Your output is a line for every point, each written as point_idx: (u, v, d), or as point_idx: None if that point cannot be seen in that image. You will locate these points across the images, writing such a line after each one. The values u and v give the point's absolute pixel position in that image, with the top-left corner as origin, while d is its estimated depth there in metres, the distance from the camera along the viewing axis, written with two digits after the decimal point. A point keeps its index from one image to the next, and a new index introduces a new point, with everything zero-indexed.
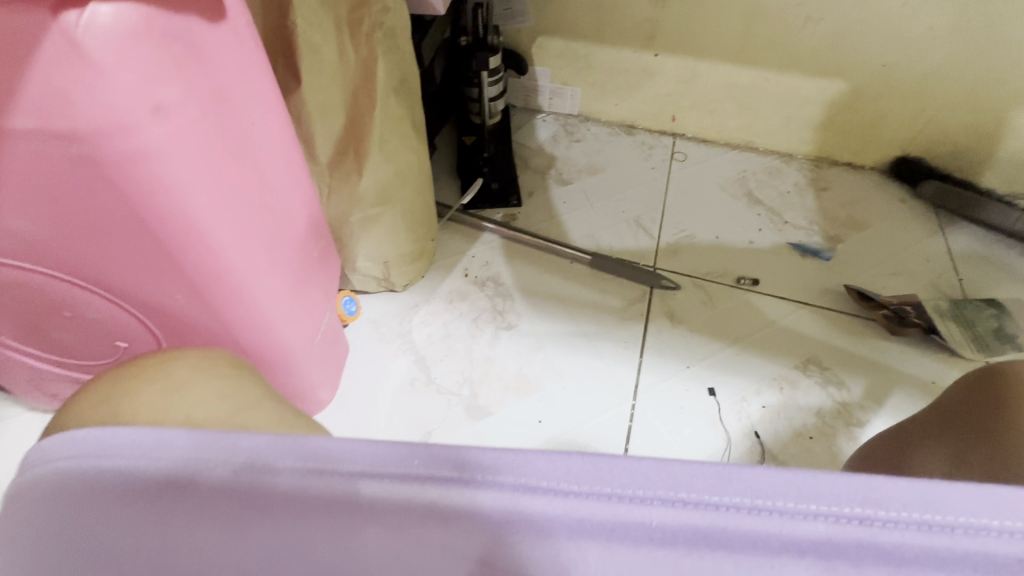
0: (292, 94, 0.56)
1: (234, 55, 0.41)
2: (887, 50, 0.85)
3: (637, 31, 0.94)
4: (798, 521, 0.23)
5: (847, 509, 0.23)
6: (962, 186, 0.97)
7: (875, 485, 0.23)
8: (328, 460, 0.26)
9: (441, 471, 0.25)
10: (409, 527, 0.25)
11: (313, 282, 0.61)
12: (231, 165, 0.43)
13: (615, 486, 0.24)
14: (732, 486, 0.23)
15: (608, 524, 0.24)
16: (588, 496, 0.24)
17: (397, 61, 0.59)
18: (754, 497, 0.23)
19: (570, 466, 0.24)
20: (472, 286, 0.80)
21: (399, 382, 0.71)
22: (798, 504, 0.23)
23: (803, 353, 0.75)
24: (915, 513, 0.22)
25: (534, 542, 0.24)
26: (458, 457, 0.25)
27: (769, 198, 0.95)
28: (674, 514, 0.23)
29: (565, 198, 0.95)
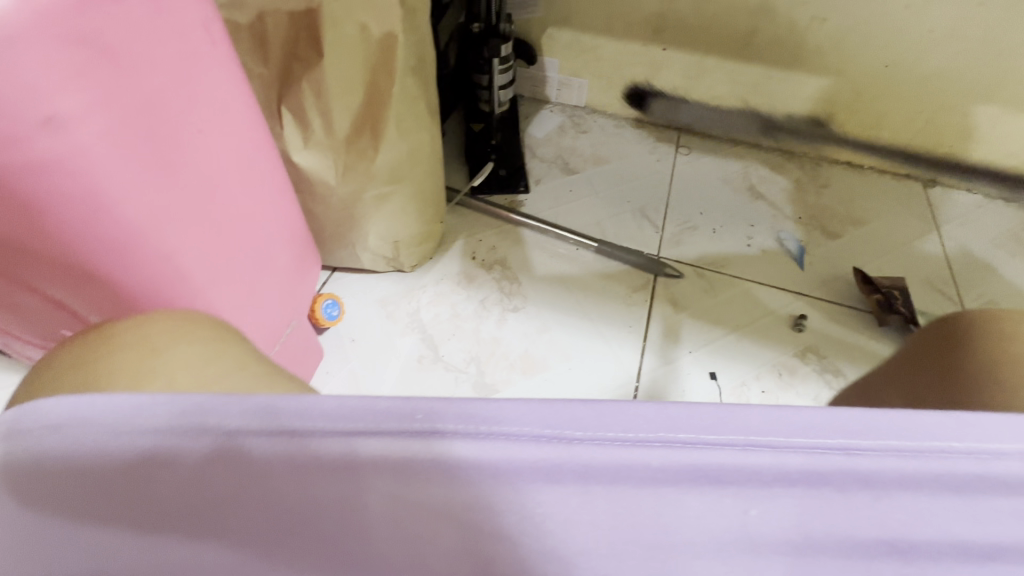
0: (312, 68, 0.56)
1: (157, 54, 0.38)
2: (889, 51, 0.87)
3: (646, 24, 0.96)
4: (796, 458, 0.22)
5: (831, 440, 0.22)
6: (956, 186, 1.00)
7: (862, 416, 0.23)
8: (295, 426, 0.23)
9: (410, 423, 0.23)
10: (387, 476, 0.23)
11: (276, 281, 0.59)
12: (161, 168, 0.41)
13: (606, 427, 0.23)
14: (715, 424, 0.23)
15: (604, 465, 0.22)
16: (578, 439, 0.23)
17: (415, 40, 0.60)
18: (749, 435, 0.22)
19: (574, 414, 0.23)
20: (479, 268, 0.81)
21: (407, 360, 0.72)
22: (790, 440, 0.22)
23: (802, 342, 0.77)
24: (889, 439, 0.22)
25: (517, 486, 0.23)
26: (428, 407, 0.23)
27: (770, 193, 0.97)
28: (671, 454, 0.22)
29: (571, 187, 0.96)
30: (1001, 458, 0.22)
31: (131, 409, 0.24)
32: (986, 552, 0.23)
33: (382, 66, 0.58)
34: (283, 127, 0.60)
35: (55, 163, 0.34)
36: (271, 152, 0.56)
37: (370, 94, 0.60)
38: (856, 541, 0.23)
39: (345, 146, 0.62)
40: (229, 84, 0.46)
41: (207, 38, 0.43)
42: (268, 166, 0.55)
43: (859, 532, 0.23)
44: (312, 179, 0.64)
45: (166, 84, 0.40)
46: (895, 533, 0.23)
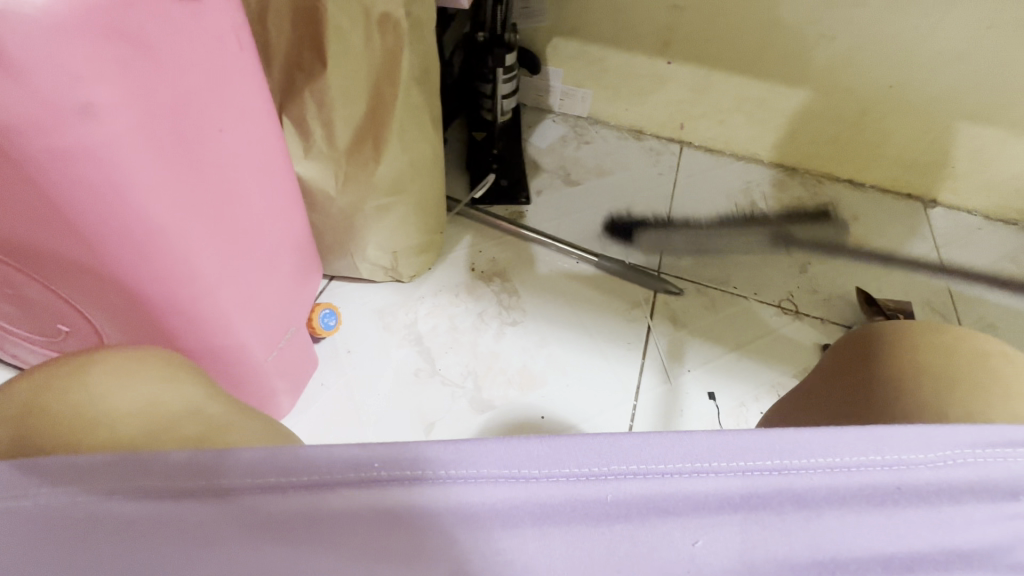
0: (316, 79, 0.55)
1: (201, 58, 0.39)
2: (895, 72, 0.87)
3: (652, 37, 0.95)
4: (728, 483, 0.24)
5: (766, 463, 0.24)
6: (956, 207, 1.00)
7: (795, 438, 0.25)
8: (286, 469, 0.24)
9: (399, 471, 0.23)
10: (370, 531, 0.23)
11: (281, 288, 0.58)
12: (190, 167, 0.40)
13: (571, 465, 0.24)
14: (671, 455, 0.24)
15: (563, 503, 0.24)
16: (547, 478, 0.24)
17: (421, 52, 0.59)
18: (693, 462, 0.24)
19: (529, 451, 0.24)
20: (478, 280, 0.80)
21: (404, 373, 0.71)
22: (731, 465, 0.24)
23: (801, 362, 0.76)
24: (818, 458, 0.24)
25: (481, 531, 0.23)
26: (415, 455, 0.24)
27: (772, 209, 0.97)
28: (623, 486, 0.24)
29: (573, 198, 0.96)
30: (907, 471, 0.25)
31: (78, 463, 0.24)
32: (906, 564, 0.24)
33: (387, 77, 0.57)
34: (285, 136, 0.59)
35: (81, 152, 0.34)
36: (290, 156, 0.56)
37: (374, 105, 0.59)
38: (793, 563, 0.23)
39: (348, 156, 0.61)
40: (257, 89, 0.46)
41: (244, 42, 0.43)
42: (284, 171, 0.54)
43: (799, 555, 0.24)
44: (313, 188, 0.63)
45: (201, 86, 0.39)
46: (828, 553, 0.24)
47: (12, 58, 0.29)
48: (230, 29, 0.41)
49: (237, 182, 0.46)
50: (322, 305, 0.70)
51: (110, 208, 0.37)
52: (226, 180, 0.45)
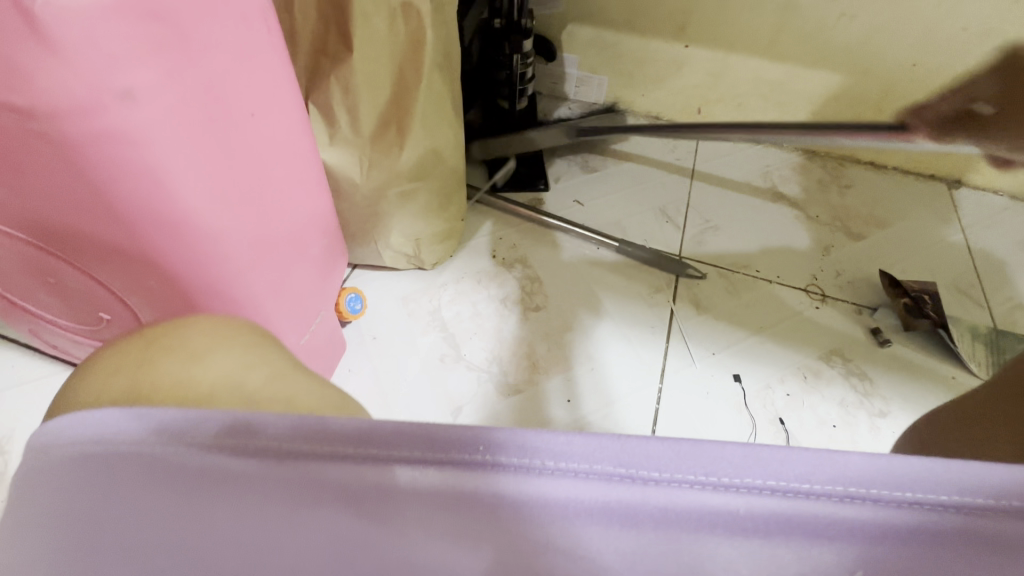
0: (341, 64, 0.56)
1: (230, 39, 0.39)
2: (918, 50, 0.86)
3: (669, 21, 0.95)
4: (895, 512, 0.21)
5: (933, 495, 0.21)
6: (982, 188, 0.98)
7: (981, 475, 0.21)
8: (349, 443, 0.23)
9: (470, 453, 0.23)
10: (446, 516, 0.22)
11: (309, 276, 0.59)
12: (219, 152, 0.41)
13: (675, 469, 0.22)
14: (814, 472, 0.22)
15: (666, 512, 0.21)
16: (633, 480, 0.22)
17: (443, 37, 0.59)
18: (847, 485, 0.21)
19: (649, 451, 0.22)
20: (500, 267, 0.80)
21: (429, 358, 0.71)
22: (880, 493, 0.21)
23: (827, 345, 0.76)
24: (1016, 501, 0.21)
25: (574, 528, 0.22)
26: (491, 440, 0.23)
27: (793, 193, 0.96)
28: (756, 502, 0.21)
29: (591, 184, 0.95)
30: None
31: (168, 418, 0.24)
32: None
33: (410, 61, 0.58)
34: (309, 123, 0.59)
35: (117, 133, 0.34)
36: (314, 145, 0.56)
37: (397, 90, 0.59)
38: None
39: (371, 142, 0.62)
40: (283, 75, 0.46)
41: (269, 27, 0.43)
42: (310, 158, 0.55)
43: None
44: (337, 175, 0.63)
45: (228, 69, 0.39)
46: None
47: (53, 43, 0.30)
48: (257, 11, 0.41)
49: (264, 164, 0.47)
50: (347, 288, 0.70)
51: (147, 194, 0.38)
52: (254, 165, 0.45)
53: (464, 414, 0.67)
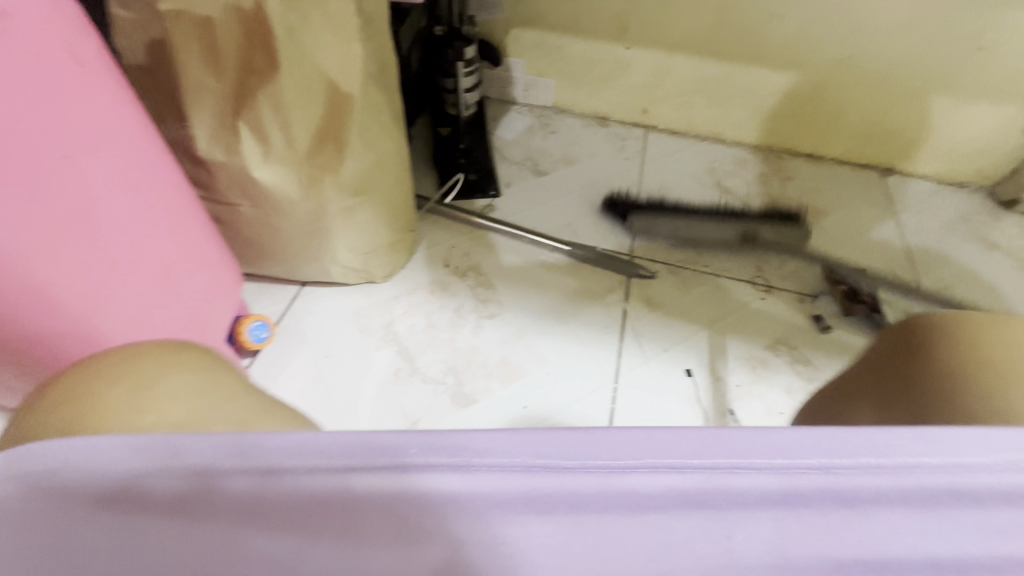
0: (268, 81, 0.54)
1: (25, 80, 0.36)
2: (844, 46, 0.90)
3: (610, 23, 0.96)
4: (776, 480, 0.24)
5: (811, 461, 0.24)
6: (911, 174, 1.04)
7: (840, 437, 0.24)
8: (277, 461, 0.23)
9: (398, 459, 0.23)
10: (364, 520, 0.23)
11: (190, 298, 0.57)
12: (49, 191, 0.39)
13: (574, 456, 0.24)
14: (701, 450, 0.24)
15: (562, 493, 0.23)
16: (548, 470, 0.23)
17: (376, 50, 0.59)
18: (731, 458, 0.24)
19: (539, 443, 0.24)
20: (453, 276, 0.80)
21: (383, 373, 0.70)
22: (770, 463, 0.24)
23: (773, 334, 0.78)
24: (866, 458, 0.24)
25: (485, 516, 0.23)
26: (427, 441, 0.23)
27: (737, 187, 0.99)
28: (656, 480, 0.24)
29: (542, 188, 0.96)
30: (963, 473, 0.24)
31: (113, 442, 0.24)
32: (957, 568, 0.24)
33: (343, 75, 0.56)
34: (241, 141, 0.57)
35: None
36: (176, 162, 0.54)
37: (331, 104, 0.58)
38: (838, 562, 0.23)
39: (308, 159, 0.60)
40: (122, 98, 0.44)
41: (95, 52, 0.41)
42: (175, 177, 0.53)
43: (837, 552, 0.23)
44: (275, 193, 0.62)
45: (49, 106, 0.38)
46: (870, 552, 0.23)
47: None
48: (56, 38, 0.37)
49: (108, 195, 0.44)
50: (251, 317, 0.69)
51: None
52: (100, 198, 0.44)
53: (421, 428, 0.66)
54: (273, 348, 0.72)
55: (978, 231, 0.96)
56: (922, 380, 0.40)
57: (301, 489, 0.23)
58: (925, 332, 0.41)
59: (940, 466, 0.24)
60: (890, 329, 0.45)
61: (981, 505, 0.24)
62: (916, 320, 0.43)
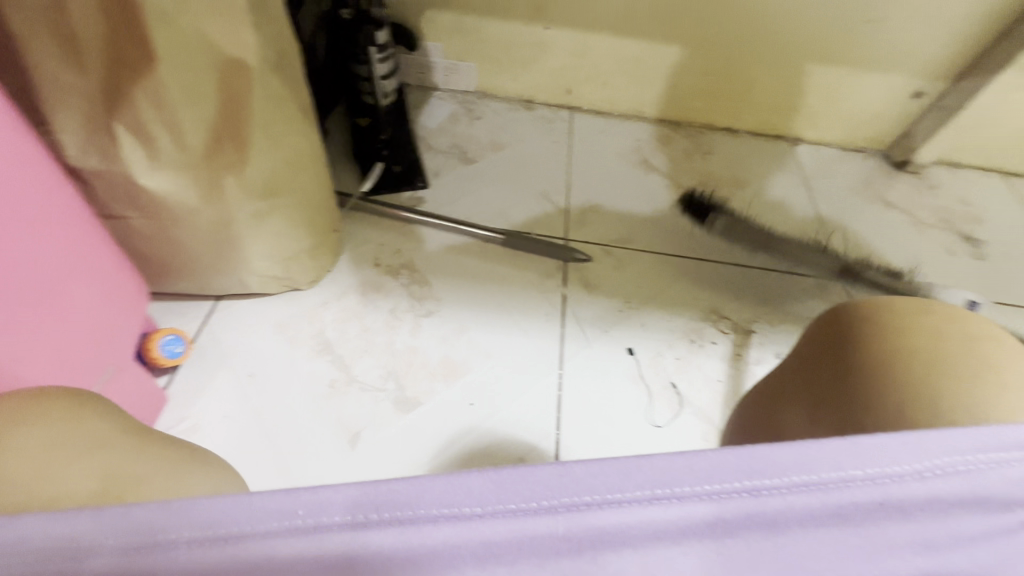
0: (146, 76, 0.47)
1: None
2: (749, 21, 0.93)
3: (526, 3, 0.94)
4: (700, 508, 0.21)
5: (737, 484, 0.22)
6: (817, 142, 1.10)
7: (768, 457, 0.22)
8: (217, 524, 0.20)
9: (367, 512, 0.20)
10: None
11: (105, 324, 0.52)
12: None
13: (540, 496, 0.21)
14: (627, 482, 0.21)
15: (511, 539, 0.20)
16: (495, 514, 0.21)
17: (272, 36, 0.53)
18: (656, 489, 0.21)
19: (472, 486, 0.21)
20: (385, 276, 0.76)
21: (318, 386, 0.66)
22: (697, 489, 0.21)
23: (707, 305, 0.80)
24: (796, 476, 0.22)
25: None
26: (381, 493, 0.21)
27: (662, 163, 1.01)
28: (591, 519, 0.21)
29: (472, 176, 0.93)
30: (892, 484, 0.22)
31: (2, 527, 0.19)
32: None
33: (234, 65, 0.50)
34: (121, 146, 0.50)
35: None
36: (71, 185, 0.49)
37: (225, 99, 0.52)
38: None
39: (205, 161, 0.54)
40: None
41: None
42: (75, 198, 0.48)
43: None
44: (171, 202, 0.55)
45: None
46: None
47: None
48: None
49: None
50: (163, 330, 0.62)
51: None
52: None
53: (364, 440, 0.63)
54: (189, 372, 0.65)
55: (877, 192, 1.03)
56: (845, 380, 0.35)
57: (235, 559, 0.20)
58: (857, 321, 0.37)
59: (866, 478, 0.22)
60: (817, 320, 0.42)
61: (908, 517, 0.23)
62: (842, 305, 0.40)
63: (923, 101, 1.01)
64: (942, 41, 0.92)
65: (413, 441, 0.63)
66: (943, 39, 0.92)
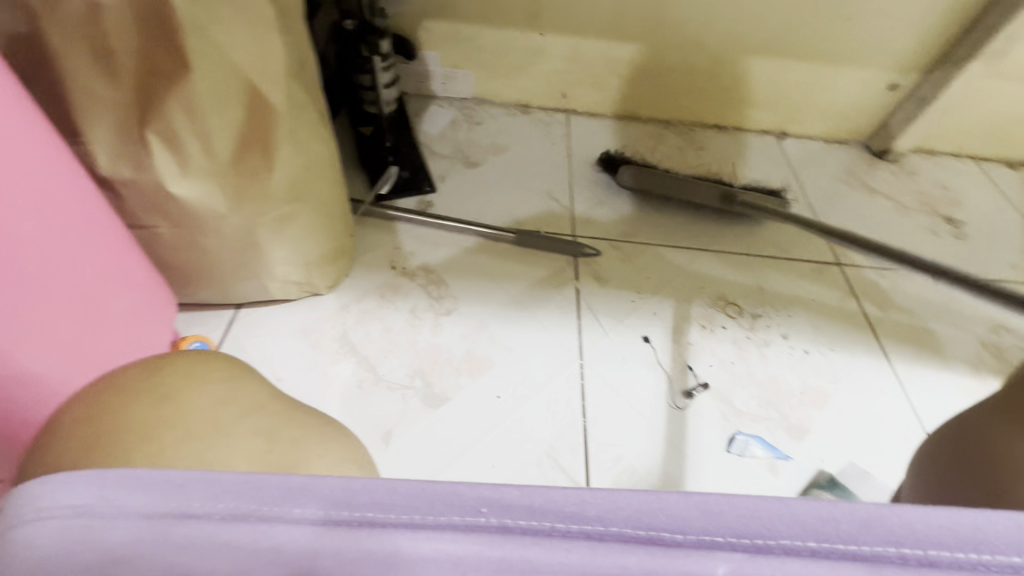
0: (177, 85, 0.48)
1: None
2: (735, 22, 0.98)
3: (521, 10, 0.97)
4: (857, 568, 0.18)
5: (918, 548, 0.18)
6: (802, 135, 1.15)
7: (970, 520, 0.18)
8: (351, 504, 0.19)
9: (512, 520, 0.19)
10: None
11: (128, 332, 0.54)
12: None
13: (691, 516, 0.19)
14: (790, 513, 0.19)
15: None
16: (642, 541, 0.19)
17: (294, 44, 0.55)
18: (759, 535, 0.18)
19: (625, 502, 0.19)
20: (402, 277, 0.77)
21: (346, 388, 0.66)
22: (849, 547, 0.18)
23: (715, 293, 0.83)
24: (1006, 553, 0.18)
25: None
26: (533, 503, 0.19)
27: (659, 160, 1.04)
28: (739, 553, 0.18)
29: (477, 178, 0.95)
30: None
31: (131, 494, 0.19)
32: None
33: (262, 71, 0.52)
34: (153, 156, 0.51)
35: None
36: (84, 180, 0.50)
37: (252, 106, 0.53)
38: None
39: (232, 168, 0.55)
40: (33, 133, 0.41)
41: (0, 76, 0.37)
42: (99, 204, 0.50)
43: None
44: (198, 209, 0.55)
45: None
46: None
47: None
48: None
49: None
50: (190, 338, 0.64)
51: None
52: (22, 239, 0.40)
53: (396, 437, 0.64)
54: None
55: (860, 180, 1.09)
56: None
57: (245, 541, 0.19)
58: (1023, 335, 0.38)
59: None
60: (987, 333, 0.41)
61: None
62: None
63: (898, 93, 1.07)
64: (913, 35, 0.98)
65: (445, 437, 0.64)
66: (915, 33, 0.97)
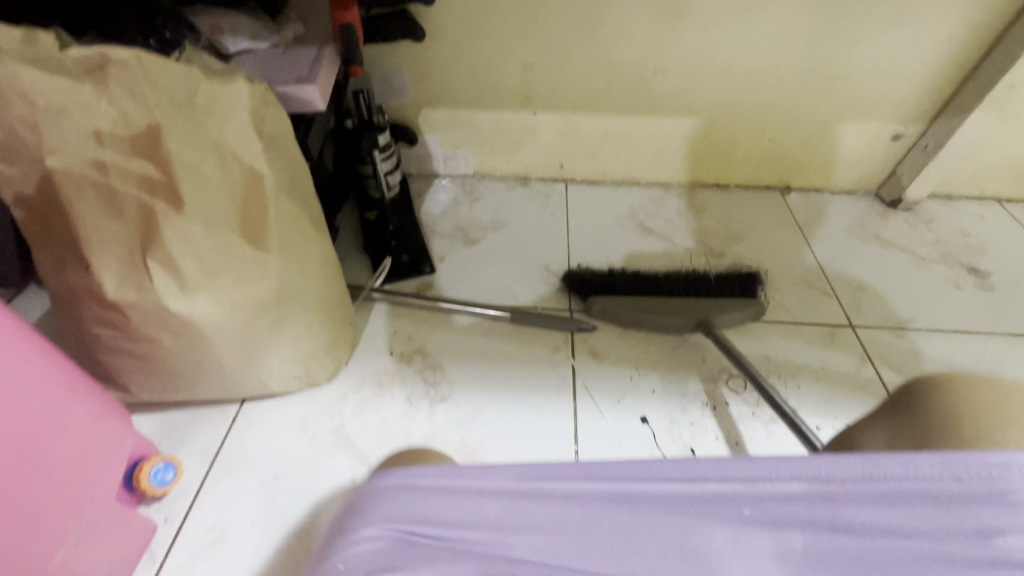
0: (173, 217, 0.53)
1: None
2: (723, 88, 0.99)
3: (513, 93, 1.02)
4: (808, 485, 0.34)
5: (861, 469, 0.33)
6: (808, 189, 1.13)
7: (902, 460, 0.33)
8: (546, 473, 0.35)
9: (670, 472, 0.35)
10: (576, 526, 0.35)
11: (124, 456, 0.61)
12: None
13: (733, 478, 0.35)
14: (786, 471, 0.35)
15: (713, 501, 0.35)
16: (702, 488, 0.35)
17: (283, 165, 0.60)
18: (862, 472, 0.33)
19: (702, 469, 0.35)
20: (399, 363, 0.79)
21: (340, 484, 0.67)
22: (805, 476, 0.34)
23: (717, 365, 0.80)
24: (916, 474, 0.33)
25: (691, 524, 0.35)
26: (677, 464, 0.35)
27: (658, 225, 1.05)
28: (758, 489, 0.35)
29: (476, 256, 0.98)
30: (976, 483, 0.32)
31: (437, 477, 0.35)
32: (942, 553, 0.32)
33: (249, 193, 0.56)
34: (153, 280, 0.55)
35: None
36: None
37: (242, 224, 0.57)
38: (860, 551, 0.33)
39: (227, 283, 0.59)
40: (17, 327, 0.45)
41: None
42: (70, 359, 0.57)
43: (851, 542, 0.33)
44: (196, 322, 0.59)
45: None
46: (868, 545, 0.33)
47: None
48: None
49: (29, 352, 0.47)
50: (154, 458, 0.62)
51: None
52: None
53: None
54: (212, 479, 0.66)
55: (873, 232, 1.05)
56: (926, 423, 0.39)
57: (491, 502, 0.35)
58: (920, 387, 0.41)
59: (963, 477, 0.32)
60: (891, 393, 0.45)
61: (985, 504, 0.32)
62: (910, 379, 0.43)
63: (904, 142, 1.05)
64: (909, 88, 0.97)
65: None
66: (910, 85, 0.96)
